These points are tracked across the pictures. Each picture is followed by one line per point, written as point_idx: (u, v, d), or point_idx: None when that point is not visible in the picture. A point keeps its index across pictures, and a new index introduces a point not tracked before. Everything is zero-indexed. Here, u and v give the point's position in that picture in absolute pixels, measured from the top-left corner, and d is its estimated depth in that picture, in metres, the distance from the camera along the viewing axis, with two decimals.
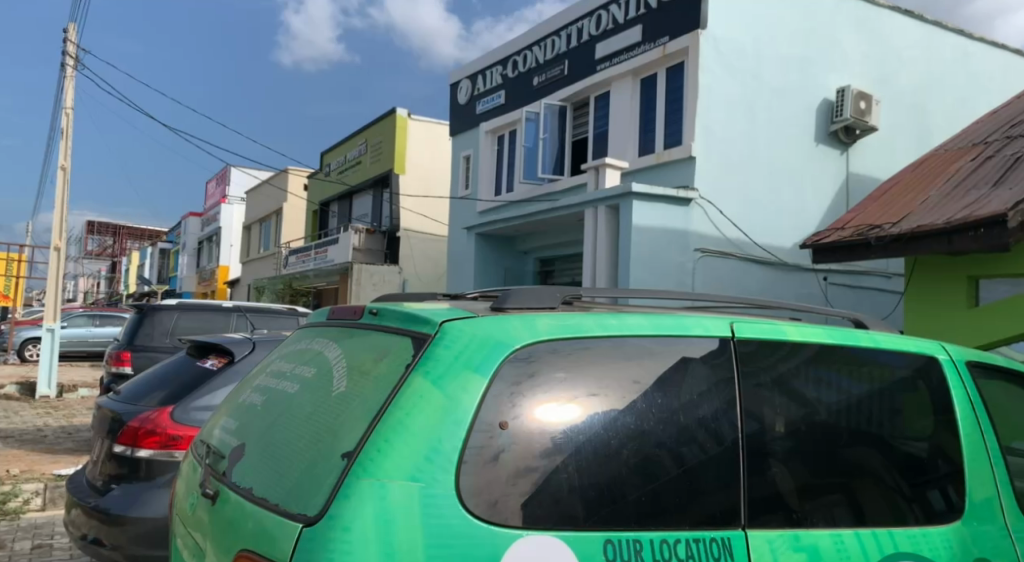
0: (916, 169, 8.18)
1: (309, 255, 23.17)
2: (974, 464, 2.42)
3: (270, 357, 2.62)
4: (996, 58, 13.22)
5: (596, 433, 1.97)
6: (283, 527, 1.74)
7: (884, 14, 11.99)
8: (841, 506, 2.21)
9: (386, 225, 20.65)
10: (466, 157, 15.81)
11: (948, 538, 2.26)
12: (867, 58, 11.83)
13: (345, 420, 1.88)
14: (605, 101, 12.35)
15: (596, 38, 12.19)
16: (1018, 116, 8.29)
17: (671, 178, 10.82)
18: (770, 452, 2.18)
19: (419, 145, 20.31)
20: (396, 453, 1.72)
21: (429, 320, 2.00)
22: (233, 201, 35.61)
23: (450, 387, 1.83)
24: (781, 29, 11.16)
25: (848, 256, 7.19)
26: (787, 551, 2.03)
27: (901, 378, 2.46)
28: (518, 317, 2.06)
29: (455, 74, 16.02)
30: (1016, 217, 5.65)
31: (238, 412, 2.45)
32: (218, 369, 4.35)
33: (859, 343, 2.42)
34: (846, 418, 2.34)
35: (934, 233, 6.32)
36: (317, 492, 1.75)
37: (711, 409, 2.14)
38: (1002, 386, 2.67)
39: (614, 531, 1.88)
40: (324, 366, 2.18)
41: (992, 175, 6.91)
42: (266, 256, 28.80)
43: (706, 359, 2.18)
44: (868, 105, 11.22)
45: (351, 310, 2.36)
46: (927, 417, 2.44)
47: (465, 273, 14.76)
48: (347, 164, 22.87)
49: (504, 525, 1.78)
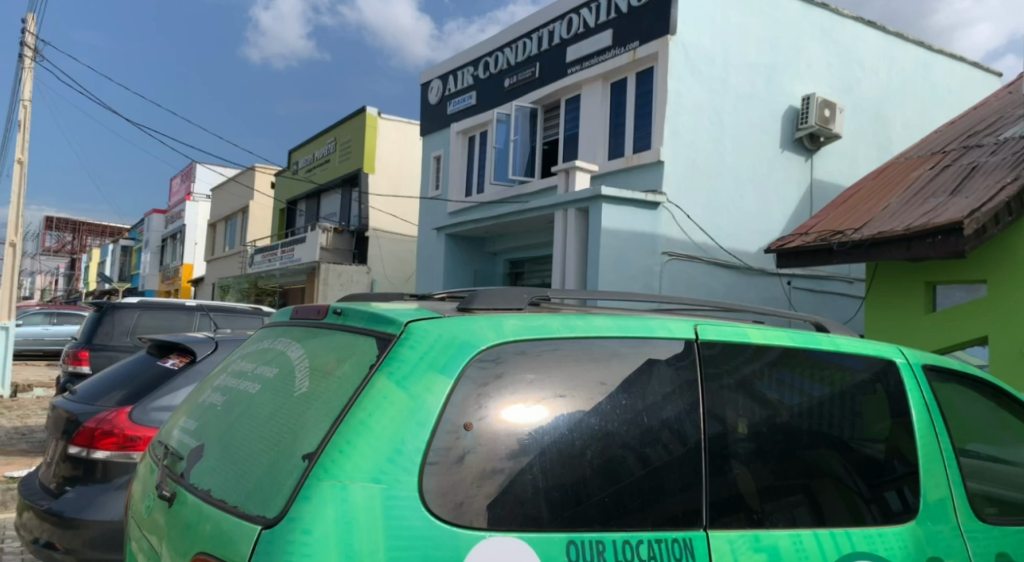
0: (877, 177, 8.35)
1: (275, 254, 22.92)
2: (929, 465, 2.47)
3: (231, 356, 2.58)
4: (954, 70, 13.57)
5: (561, 434, 1.98)
6: (241, 530, 1.71)
7: (848, 24, 12.23)
8: (802, 506, 2.24)
9: (354, 225, 20.51)
10: (436, 157, 15.77)
11: (904, 537, 2.30)
12: (831, 67, 12.05)
13: (307, 420, 1.86)
14: (575, 104, 12.41)
15: (567, 42, 12.24)
16: (975, 127, 8.52)
17: (640, 181, 10.90)
18: (731, 454, 2.20)
19: (388, 145, 20.19)
20: (359, 454, 1.71)
21: (394, 320, 1.99)
22: (198, 199, 35.09)
23: (414, 387, 1.82)
24: (748, 37, 11.32)
25: (811, 260, 7.30)
26: (747, 552, 2.06)
27: (861, 381, 2.51)
28: (485, 317, 2.06)
29: (425, 74, 15.97)
30: (972, 225, 5.79)
31: (197, 413, 2.40)
32: (179, 369, 4.28)
33: (819, 346, 2.46)
34: (806, 420, 2.37)
35: (894, 240, 6.45)
36: (276, 494, 1.73)
37: (675, 410, 2.16)
38: (958, 389, 2.73)
39: (577, 532, 1.88)
40: (286, 366, 2.16)
41: (949, 184, 7.09)
42: (231, 255, 28.42)
43: (671, 362, 2.20)
44: (832, 114, 11.43)
45: (315, 309, 2.34)
46: (885, 419, 2.49)
47: (433, 274, 14.71)
48: (315, 163, 22.66)
49: (467, 526, 1.77)
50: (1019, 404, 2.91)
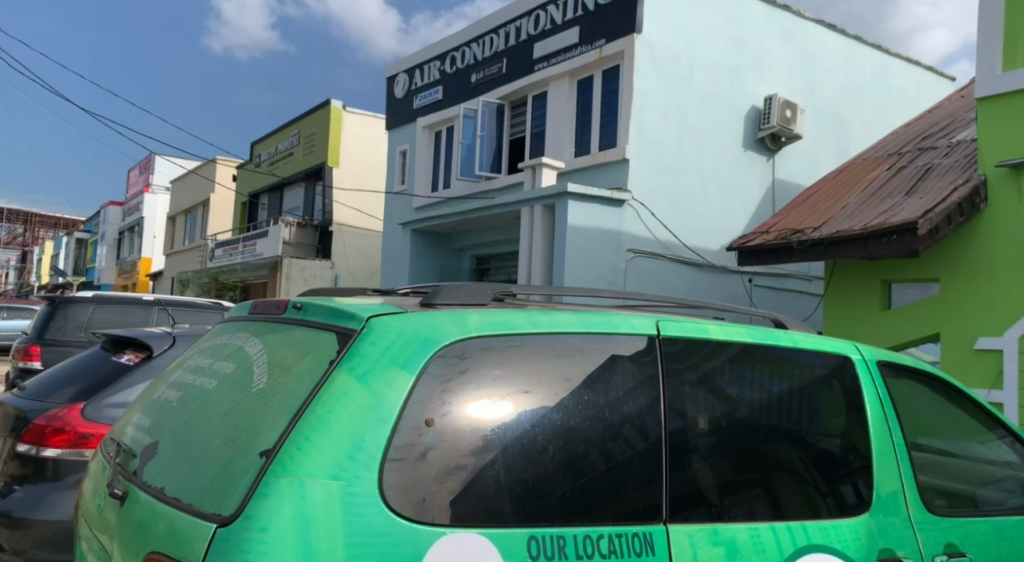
0: (835, 177, 8.50)
1: (236, 248, 22.57)
2: (882, 459, 2.52)
3: (187, 352, 2.53)
4: (910, 74, 13.90)
5: (524, 430, 1.98)
6: (196, 528, 1.68)
7: (809, 27, 12.45)
8: (760, 500, 2.28)
9: (318, 220, 20.29)
10: (402, 152, 15.66)
11: (857, 530, 2.35)
12: (793, 68, 12.25)
13: (265, 417, 1.83)
14: (542, 100, 12.43)
15: (534, 38, 12.25)
16: (930, 129, 8.74)
17: (605, 179, 10.96)
18: (692, 449, 2.23)
19: (353, 138, 19.97)
20: (318, 451, 1.69)
21: (355, 315, 1.97)
22: (157, 191, 34.37)
23: (375, 383, 1.80)
24: (713, 37, 11.44)
25: (772, 258, 7.41)
26: (706, 546, 2.08)
27: (819, 377, 2.55)
28: (448, 313, 2.05)
29: (391, 68, 15.84)
30: (926, 225, 5.93)
31: (151, 410, 2.35)
32: (135, 364, 4.18)
33: (778, 342, 2.50)
34: (764, 416, 2.41)
35: (851, 239, 6.59)
36: (232, 492, 1.70)
37: (637, 406, 2.17)
38: (910, 385, 2.79)
39: (538, 528, 1.88)
40: (244, 362, 2.12)
41: (905, 184, 7.26)
42: (191, 249, 27.91)
43: (634, 358, 2.22)
44: (793, 114, 11.62)
45: (275, 304, 2.30)
46: (841, 415, 2.54)
47: (398, 270, 14.65)
48: (278, 155, 22.33)
49: (427, 522, 1.75)
50: (971, 398, 2.98)
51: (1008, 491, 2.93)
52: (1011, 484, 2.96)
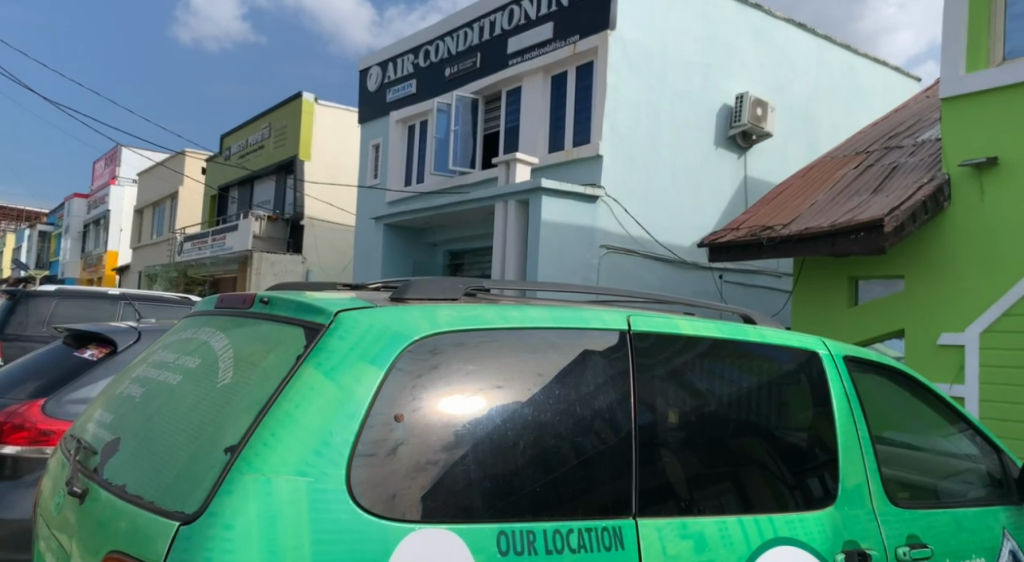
0: (804, 175, 8.61)
1: (205, 242, 22.27)
2: (848, 453, 2.55)
3: (151, 347, 2.48)
4: (877, 74, 14.11)
5: (495, 425, 1.97)
6: (158, 527, 1.64)
7: (779, 26, 12.58)
8: (729, 494, 2.30)
9: (289, 213, 20.09)
10: (375, 145, 15.55)
11: (823, 522, 2.38)
12: (763, 67, 12.37)
13: (230, 412, 1.80)
14: (516, 96, 12.42)
15: (508, 33, 12.23)
16: (896, 128, 8.88)
17: (578, 174, 10.98)
18: (662, 443, 2.24)
19: (325, 132, 19.77)
20: (284, 447, 1.67)
21: (323, 310, 1.95)
22: (123, 183, 33.77)
23: (343, 378, 1.79)
24: (685, 35, 11.51)
25: (742, 255, 7.49)
26: (674, 539, 2.09)
27: (787, 371, 2.58)
28: (418, 308, 2.03)
29: (364, 61, 15.71)
30: (892, 223, 6.03)
31: (113, 405, 2.31)
32: (98, 359, 4.09)
33: (746, 337, 2.53)
34: (733, 410, 2.44)
35: (820, 236, 6.68)
36: (195, 489, 1.67)
37: (607, 401, 2.18)
38: (876, 380, 2.84)
39: (507, 522, 1.87)
40: (209, 357, 2.09)
41: (872, 183, 7.37)
42: (159, 243, 27.46)
43: (605, 354, 2.22)
44: (764, 112, 11.73)
45: (241, 298, 2.27)
46: (807, 409, 2.57)
47: (371, 265, 14.57)
48: (248, 148, 22.06)
49: (396, 519, 1.74)
50: (932, 393, 3.03)
51: (968, 483, 2.98)
52: (971, 477, 3.01)
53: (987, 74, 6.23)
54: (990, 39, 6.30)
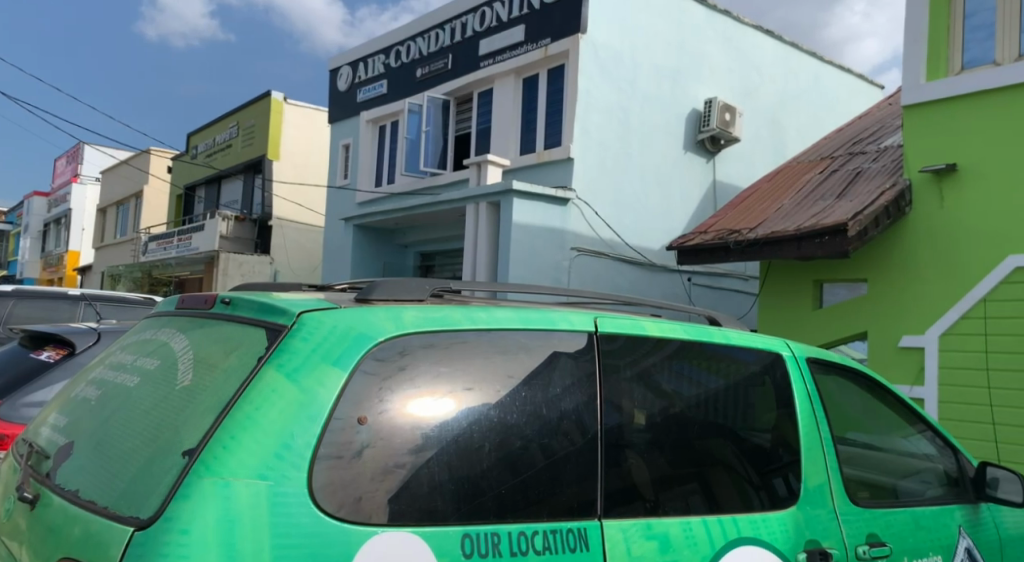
0: (771, 180, 8.72)
1: (170, 242, 21.92)
2: (810, 453, 2.59)
3: (108, 349, 2.42)
4: (842, 80, 14.37)
5: (463, 428, 1.96)
6: (113, 531, 1.60)
7: (747, 32, 12.74)
8: (695, 495, 2.32)
9: (257, 213, 19.86)
10: (345, 146, 15.43)
11: (785, 522, 2.41)
12: (732, 72, 12.52)
13: (190, 413, 1.77)
14: (488, 97, 12.42)
15: (480, 35, 12.22)
16: (860, 134, 9.05)
17: (549, 177, 11.01)
18: (628, 444, 2.25)
19: (294, 131, 19.57)
20: (244, 450, 1.64)
21: (286, 311, 1.92)
22: (86, 181, 33.10)
23: (305, 379, 1.77)
24: (655, 39, 11.60)
25: (710, 258, 7.56)
26: (639, 540, 2.10)
27: (752, 373, 2.61)
28: (383, 308, 2.01)
29: (335, 60, 15.59)
30: (856, 227, 6.13)
31: (68, 408, 2.25)
32: (56, 361, 4.01)
33: (711, 339, 2.55)
34: (699, 411, 2.46)
35: (786, 240, 6.77)
36: (152, 493, 1.63)
37: (575, 402, 2.18)
38: (838, 381, 2.88)
39: (472, 525, 1.86)
40: (169, 358, 2.05)
41: (836, 188, 7.49)
42: (123, 242, 26.96)
43: (573, 355, 2.23)
44: (732, 117, 11.88)
45: (202, 299, 2.23)
46: (771, 410, 2.60)
47: (341, 265, 14.47)
48: (215, 147, 21.77)
49: (359, 522, 1.72)
50: (893, 394, 3.09)
51: (926, 482, 3.04)
52: (929, 476, 3.07)
53: (947, 82, 6.37)
54: (949, 48, 6.45)
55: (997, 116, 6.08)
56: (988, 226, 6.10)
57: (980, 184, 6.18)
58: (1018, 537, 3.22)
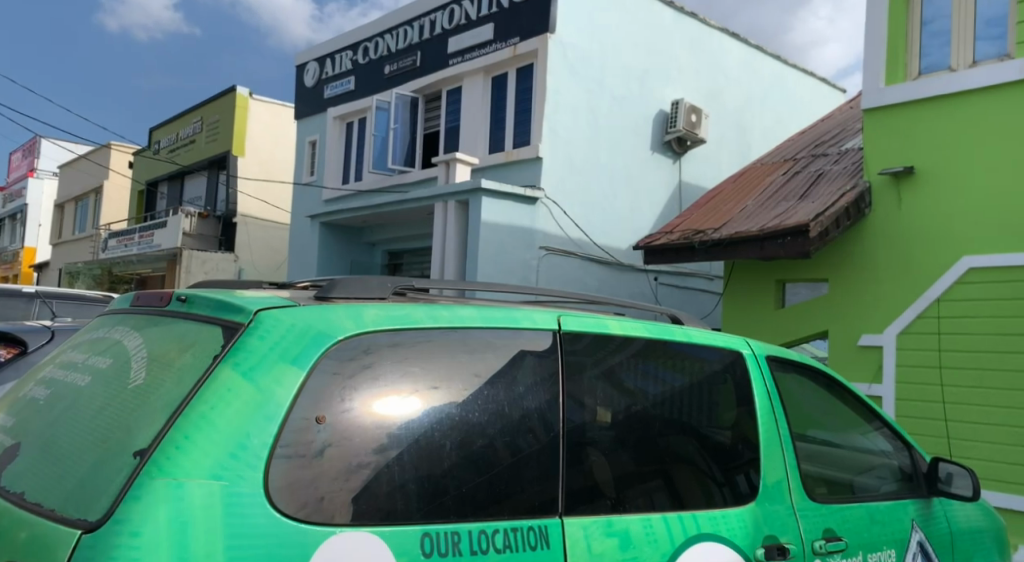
0: (735, 180, 8.82)
1: (131, 239, 21.50)
2: (769, 450, 2.62)
3: (58, 348, 2.35)
4: (804, 84, 14.60)
5: (426, 428, 1.95)
6: (59, 534, 1.55)
7: (713, 35, 12.89)
8: (659, 492, 2.34)
9: (221, 210, 19.58)
10: (312, 142, 15.26)
11: (743, 519, 2.44)
12: (698, 74, 12.65)
13: (143, 412, 1.74)
14: (456, 95, 12.38)
15: (448, 33, 12.19)
16: (822, 137, 9.22)
17: (518, 176, 11.02)
18: (591, 442, 2.26)
19: (260, 127, 19.30)
20: (198, 450, 1.61)
21: (243, 308, 1.89)
22: (42, 176, 32.31)
23: (262, 379, 1.74)
24: (623, 40, 11.67)
25: (676, 258, 7.63)
26: (600, 538, 2.11)
27: (714, 371, 2.64)
28: (344, 307, 1.99)
29: (302, 55, 15.41)
30: (817, 228, 6.23)
31: (16, 408, 2.18)
32: (7, 360, 3.92)
33: (674, 337, 2.57)
34: (662, 409, 2.48)
35: (749, 240, 6.87)
36: (102, 494, 1.59)
37: (538, 401, 2.18)
38: (797, 379, 2.92)
39: (432, 524, 1.85)
40: (122, 357, 2.01)
41: (799, 189, 7.61)
42: (82, 239, 26.35)
43: (536, 354, 2.23)
44: (698, 119, 12.02)
45: (158, 296, 2.19)
46: (732, 409, 2.63)
47: (307, 263, 14.33)
48: (178, 142, 21.39)
49: (318, 523, 1.70)
50: (851, 393, 3.15)
51: (881, 478, 3.10)
52: (885, 472, 3.14)
53: (906, 87, 6.51)
54: (907, 54, 6.60)
55: (952, 120, 6.23)
56: (944, 226, 6.24)
57: (935, 186, 6.32)
58: (969, 531, 3.30)
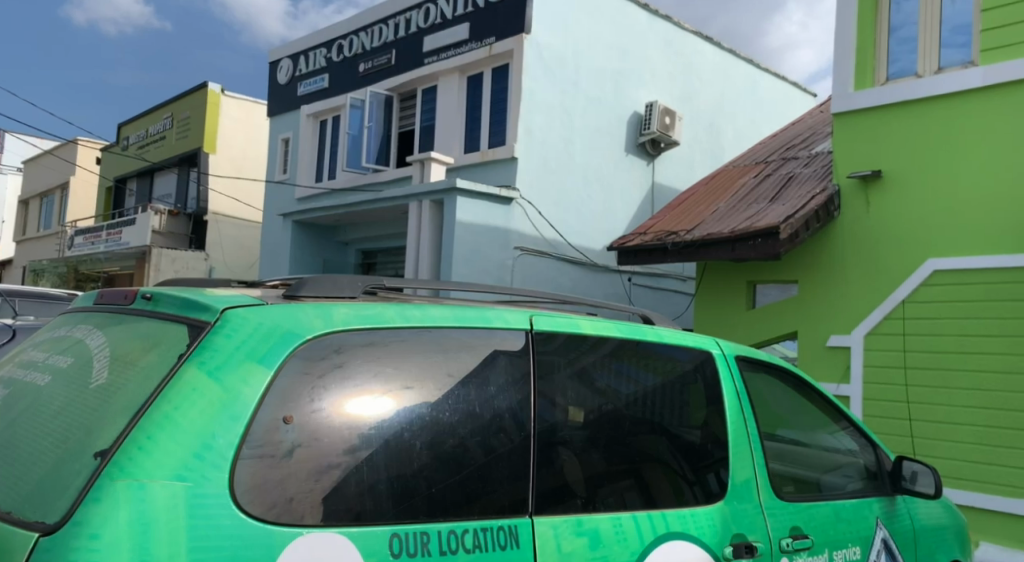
0: (708, 183, 8.90)
1: (98, 237, 21.13)
2: (737, 449, 2.65)
3: (18, 346, 2.29)
4: (776, 87, 14.77)
5: (397, 428, 1.94)
6: (15, 537, 1.51)
7: (687, 38, 12.99)
8: (632, 490, 2.36)
9: (192, 208, 19.32)
10: (284, 140, 15.12)
11: (712, 517, 2.46)
12: (672, 76, 12.75)
13: (106, 412, 1.70)
14: (431, 94, 12.35)
15: (424, 31, 12.15)
16: (792, 140, 9.34)
17: (493, 176, 11.03)
18: (562, 442, 2.26)
19: (231, 125, 19.07)
20: (161, 451, 1.59)
21: (209, 307, 1.86)
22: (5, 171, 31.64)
23: (228, 379, 1.72)
24: (598, 42, 11.72)
25: (648, 259, 7.66)
26: (570, 536, 2.11)
27: (685, 371, 2.65)
28: (313, 305, 1.97)
29: (275, 52, 15.26)
30: (787, 230, 6.31)
31: None
32: None
33: (645, 337, 2.58)
34: (633, 408, 2.49)
35: (720, 242, 6.93)
36: (60, 497, 1.55)
37: (509, 400, 2.18)
38: (765, 379, 2.95)
39: (402, 524, 1.84)
40: (83, 356, 1.97)
41: (770, 192, 7.70)
42: (47, 236, 25.85)
43: (508, 355, 2.22)
44: (672, 121, 12.12)
45: (122, 294, 2.15)
46: (701, 409, 2.65)
47: (279, 262, 14.19)
48: (148, 138, 21.06)
49: (285, 523, 1.69)
50: (818, 393, 3.19)
51: (847, 476, 3.15)
52: (851, 470, 3.18)
53: (874, 92, 6.62)
54: (875, 60, 6.71)
55: (918, 125, 6.35)
56: (909, 229, 6.35)
57: (901, 190, 6.44)
58: (931, 528, 3.37)
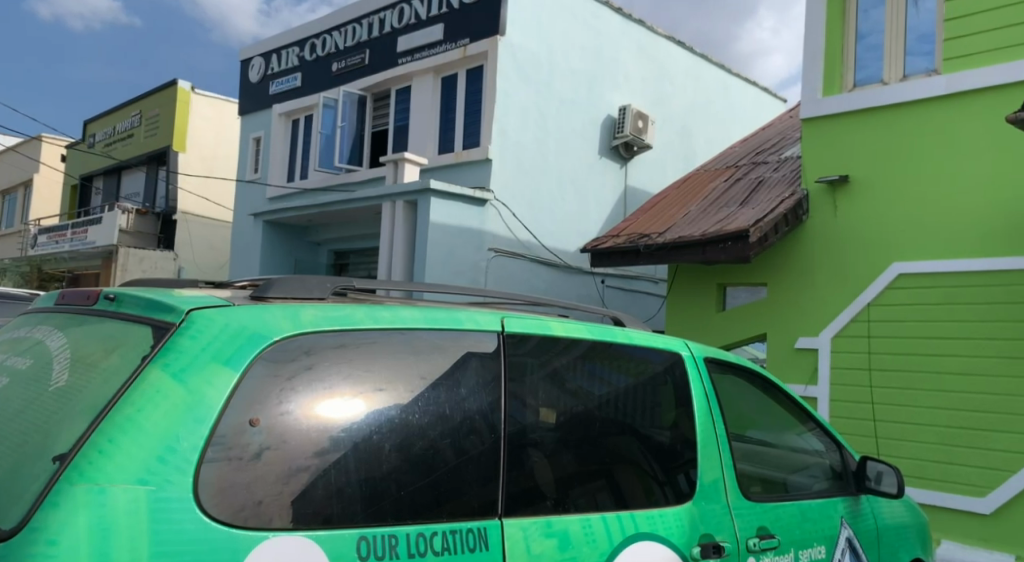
0: (679, 186, 8.98)
1: (63, 235, 20.73)
2: (706, 450, 2.67)
3: None
4: (747, 93, 14.94)
5: (367, 431, 1.93)
6: None
7: (660, 42, 13.09)
8: (603, 491, 2.37)
9: (161, 207, 19.03)
10: (256, 139, 14.96)
11: (681, 517, 2.48)
12: (645, 80, 12.83)
13: (66, 414, 1.67)
14: (405, 95, 12.30)
15: (398, 31, 12.10)
16: (762, 144, 9.47)
17: (466, 177, 11.02)
18: (532, 443, 2.26)
19: (202, 123, 18.82)
20: (123, 453, 1.56)
21: (174, 307, 1.83)
22: None
23: (193, 380, 1.69)
24: (572, 45, 11.76)
25: (621, 261, 7.70)
26: (539, 538, 2.11)
27: (656, 373, 2.67)
28: (281, 306, 1.95)
29: (246, 50, 15.09)
30: (757, 233, 6.39)
31: None
32: None
33: (616, 339, 2.60)
34: (604, 409, 2.50)
35: (691, 245, 6.99)
36: (16, 501, 1.52)
37: (480, 403, 2.17)
38: (734, 380, 2.98)
39: (370, 527, 1.83)
40: (43, 358, 1.93)
41: (740, 195, 7.79)
42: (10, 235, 25.29)
43: (479, 356, 2.22)
44: (645, 125, 12.20)
45: (85, 294, 2.11)
46: (671, 409, 2.67)
47: (250, 261, 14.04)
48: (115, 136, 20.69)
49: (251, 527, 1.67)
50: (786, 394, 3.23)
51: (814, 476, 3.19)
52: (817, 470, 3.23)
53: (842, 98, 6.72)
54: (843, 68, 6.81)
55: (885, 131, 6.47)
56: (875, 233, 6.47)
57: (867, 194, 6.56)
58: (894, 527, 3.43)
